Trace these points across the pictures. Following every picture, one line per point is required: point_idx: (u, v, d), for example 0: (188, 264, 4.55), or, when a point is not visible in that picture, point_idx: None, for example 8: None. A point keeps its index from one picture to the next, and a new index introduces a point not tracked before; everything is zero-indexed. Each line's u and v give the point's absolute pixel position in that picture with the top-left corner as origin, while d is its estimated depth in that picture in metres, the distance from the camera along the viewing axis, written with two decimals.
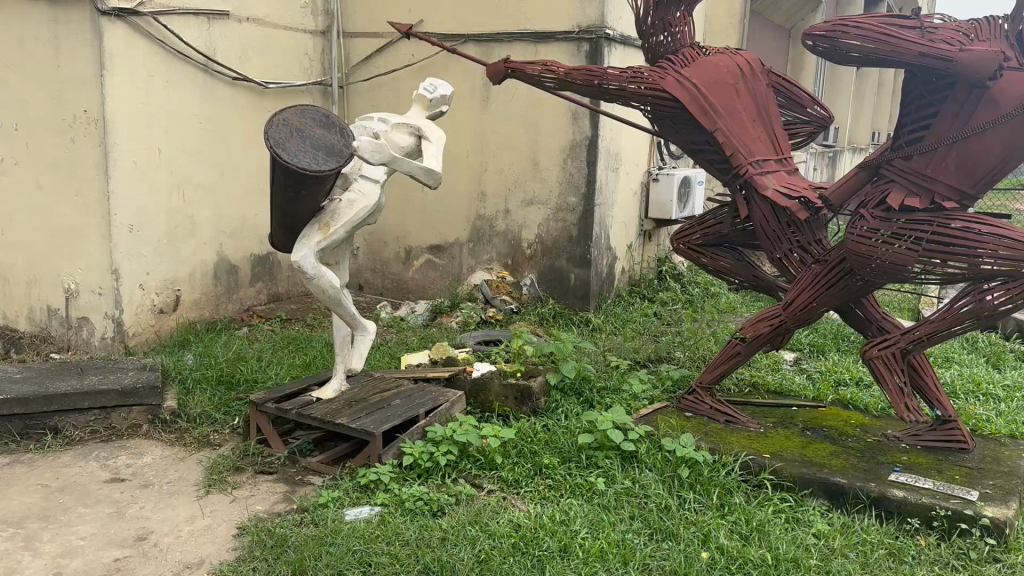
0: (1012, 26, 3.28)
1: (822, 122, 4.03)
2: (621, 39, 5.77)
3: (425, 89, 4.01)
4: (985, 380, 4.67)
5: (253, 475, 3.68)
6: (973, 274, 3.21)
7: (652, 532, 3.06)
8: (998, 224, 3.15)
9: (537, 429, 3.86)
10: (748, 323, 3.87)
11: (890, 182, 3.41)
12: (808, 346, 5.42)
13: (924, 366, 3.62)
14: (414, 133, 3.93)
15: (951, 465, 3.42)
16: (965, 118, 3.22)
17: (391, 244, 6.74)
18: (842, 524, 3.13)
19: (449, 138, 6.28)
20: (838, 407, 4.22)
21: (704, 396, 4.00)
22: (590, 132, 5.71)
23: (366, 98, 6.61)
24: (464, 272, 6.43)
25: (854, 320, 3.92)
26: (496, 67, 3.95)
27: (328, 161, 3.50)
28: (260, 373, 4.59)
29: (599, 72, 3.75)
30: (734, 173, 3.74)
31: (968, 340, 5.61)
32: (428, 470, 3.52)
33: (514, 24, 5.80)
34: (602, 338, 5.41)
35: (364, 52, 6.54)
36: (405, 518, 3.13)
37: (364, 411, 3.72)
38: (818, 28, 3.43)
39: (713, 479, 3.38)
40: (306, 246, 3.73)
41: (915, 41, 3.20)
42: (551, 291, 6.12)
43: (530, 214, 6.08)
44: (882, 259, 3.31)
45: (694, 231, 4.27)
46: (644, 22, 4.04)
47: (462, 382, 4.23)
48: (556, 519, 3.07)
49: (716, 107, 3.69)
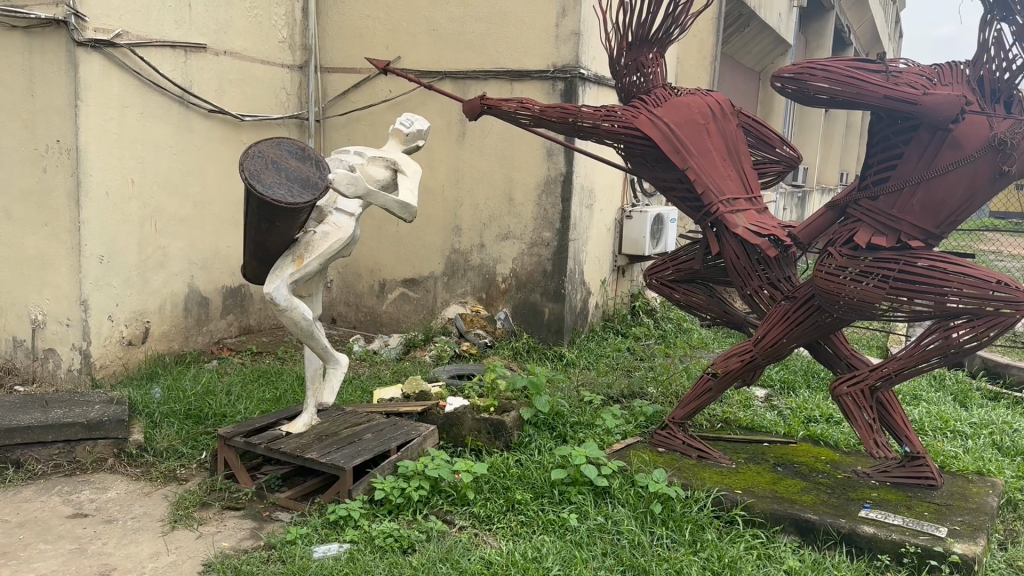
0: (973, 71, 3.40)
1: (791, 162, 4.11)
2: (595, 78, 5.87)
3: (401, 124, 4.04)
4: (953, 418, 4.72)
5: (220, 511, 3.62)
6: (940, 312, 3.26)
7: (624, 568, 3.04)
8: (963, 263, 3.22)
9: (510, 464, 3.84)
10: (719, 358, 3.90)
11: (858, 222, 3.48)
12: (779, 382, 5.46)
13: (892, 403, 3.65)
14: (389, 166, 3.96)
15: (920, 502, 3.44)
16: (930, 160, 3.30)
17: (366, 277, 6.72)
18: (813, 560, 3.13)
19: (425, 172, 6.32)
20: (808, 443, 4.24)
21: (676, 432, 4.01)
22: (564, 169, 5.77)
23: (342, 132, 6.63)
24: (438, 305, 6.42)
25: (823, 357, 3.97)
26: (472, 103, 3.98)
27: (303, 194, 3.49)
28: (228, 407, 4.52)
29: (574, 109, 3.81)
30: (705, 211, 3.79)
31: (935, 377, 5.69)
32: (399, 506, 3.48)
33: (490, 62, 5.89)
34: (576, 373, 5.41)
35: (341, 87, 6.57)
36: (375, 555, 3.09)
37: (334, 446, 3.68)
38: (787, 70, 3.46)
39: (685, 515, 3.37)
40: (279, 278, 3.70)
41: (881, 84, 3.28)
42: (525, 325, 6.12)
43: (504, 249, 6.11)
44: (850, 297, 3.36)
45: (666, 267, 4.31)
46: (617, 62, 4.10)
47: (435, 416, 4.20)
48: (528, 556, 3.05)
49: (688, 146, 3.75)
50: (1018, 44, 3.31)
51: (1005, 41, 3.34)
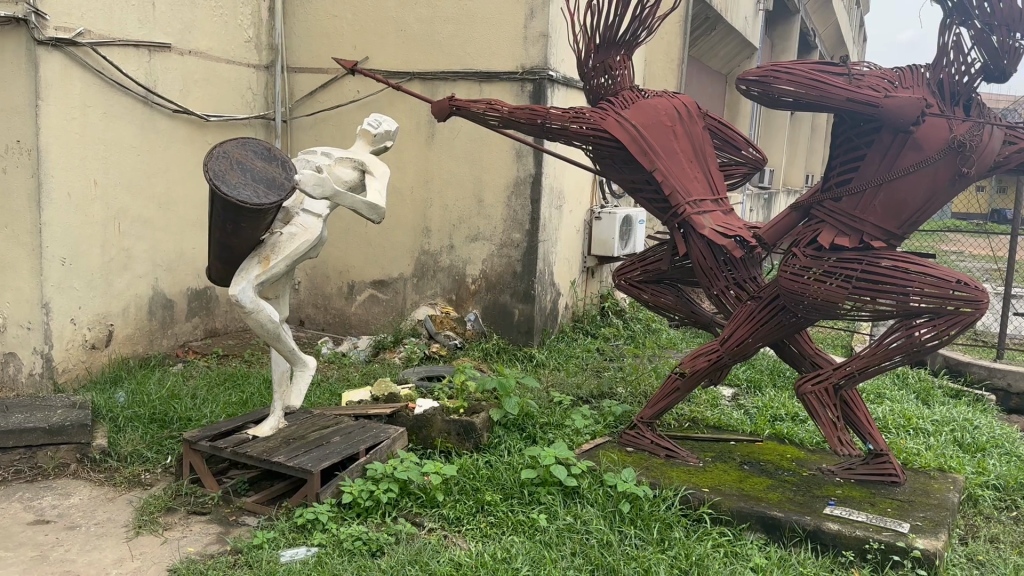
0: (933, 74, 3.47)
1: (756, 164, 4.15)
2: (564, 80, 5.89)
3: (369, 124, 4.01)
4: (916, 416, 4.80)
5: (185, 516, 3.57)
6: (902, 312, 3.31)
7: (593, 568, 3.05)
8: (924, 263, 3.28)
9: (480, 465, 3.83)
10: (687, 358, 3.93)
11: (821, 223, 3.53)
12: (746, 381, 5.52)
13: (856, 401, 3.71)
14: (358, 168, 3.94)
15: (884, 498, 3.50)
16: (892, 162, 3.36)
17: (334, 279, 6.68)
18: (779, 557, 3.16)
19: (393, 173, 6.29)
20: (774, 441, 4.29)
21: (644, 431, 4.04)
22: (533, 170, 5.78)
23: (309, 133, 6.58)
24: (408, 307, 6.39)
25: (789, 356, 4.01)
26: (440, 104, 3.97)
27: (269, 195, 3.46)
28: (194, 411, 4.47)
29: (542, 111, 3.82)
30: (673, 212, 3.81)
31: (899, 375, 5.78)
32: (368, 509, 3.46)
33: (459, 62, 5.88)
34: (545, 374, 5.42)
35: (308, 87, 6.52)
36: (343, 559, 3.07)
37: (302, 449, 3.65)
38: (752, 73, 3.48)
39: (653, 513, 3.39)
40: (244, 279, 3.66)
41: (844, 87, 3.32)
42: (495, 326, 6.12)
43: (474, 250, 6.10)
44: (814, 296, 3.40)
45: (635, 268, 4.34)
46: (584, 64, 4.11)
47: (404, 419, 4.18)
48: (498, 557, 3.04)
49: (655, 148, 3.78)
50: (976, 47, 3.38)
51: (964, 45, 3.40)
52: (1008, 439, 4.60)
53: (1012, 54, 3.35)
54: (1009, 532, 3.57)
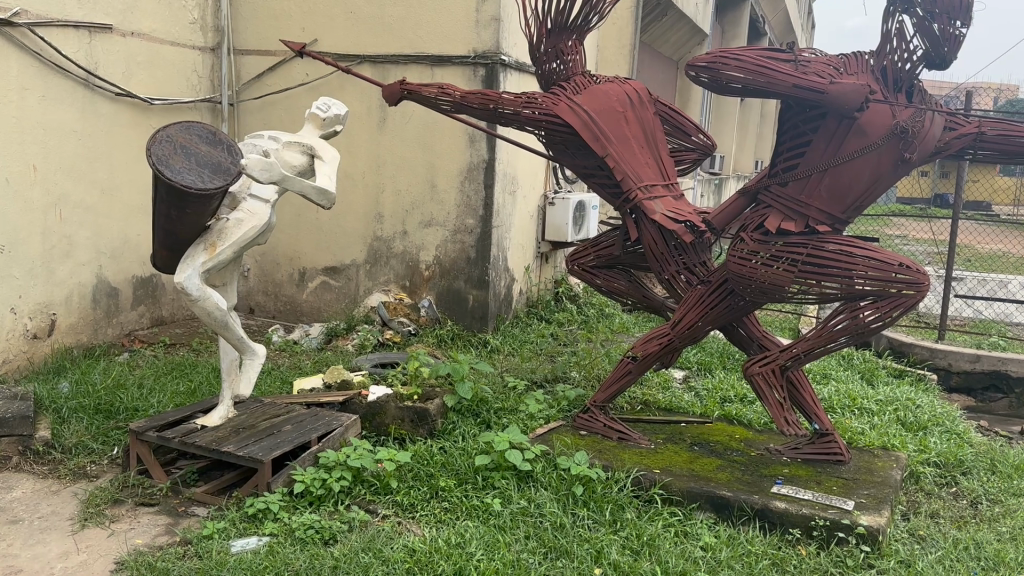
0: (876, 62, 3.54)
1: (706, 150, 4.19)
2: (516, 65, 5.87)
3: (318, 108, 3.95)
4: (860, 396, 4.92)
5: (133, 507, 3.51)
6: (847, 294, 3.38)
7: (547, 550, 3.07)
8: (868, 247, 3.35)
9: (433, 451, 3.82)
10: (639, 342, 3.96)
11: (768, 208, 3.57)
12: (696, 364, 5.59)
13: (802, 381, 3.79)
14: (307, 152, 3.88)
15: (829, 476, 3.59)
16: (837, 147, 3.42)
17: (284, 265, 6.59)
18: (728, 535, 3.22)
19: (344, 158, 6.22)
20: (724, 422, 4.36)
21: (598, 415, 4.08)
22: (486, 155, 5.76)
23: (258, 117, 6.46)
24: (360, 293, 6.34)
25: (738, 339, 4.08)
26: (391, 88, 3.93)
27: (214, 179, 3.39)
28: (141, 401, 4.38)
29: (494, 95, 3.79)
30: (624, 197, 3.83)
31: (845, 356, 5.92)
32: (320, 497, 3.43)
33: (409, 46, 5.82)
34: (500, 360, 5.43)
35: (256, 70, 6.39)
36: (295, 547, 3.04)
37: (253, 438, 3.60)
38: (701, 59, 3.49)
39: (606, 495, 3.43)
40: (190, 266, 3.59)
41: (790, 74, 3.35)
42: (449, 312, 6.10)
43: (427, 236, 6.07)
44: (761, 280, 3.45)
45: (588, 253, 4.36)
46: (536, 49, 4.10)
47: (356, 406, 4.15)
48: (452, 542, 3.05)
49: (606, 133, 3.79)
50: (918, 35, 3.45)
51: (906, 32, 3.47)
52: (949, 417, 4.74)
53: (952, 42, 3.43)
54: (949, 507, 3.69)
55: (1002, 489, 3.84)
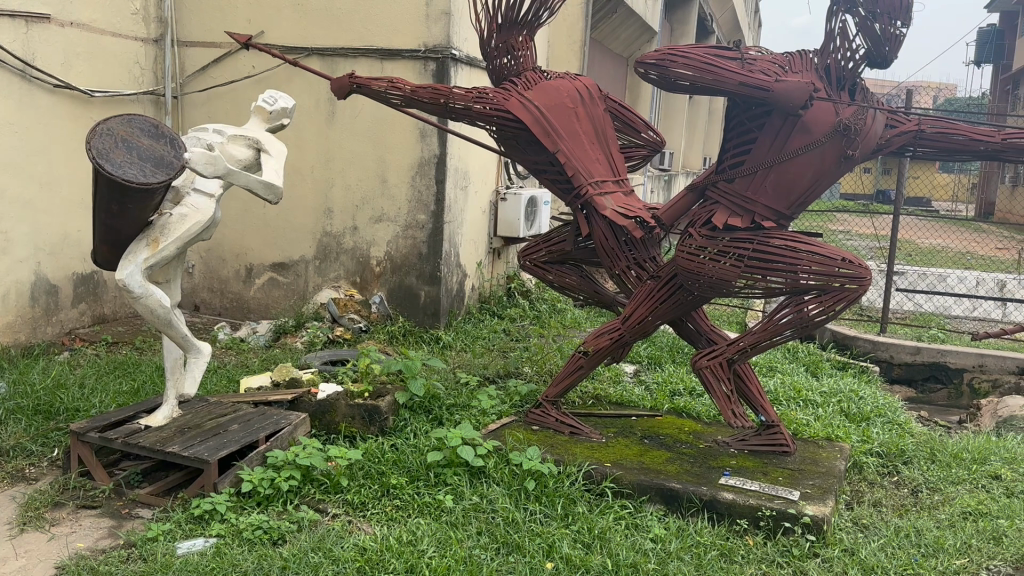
0: (820, 60, 3.60)
1: (655, 146, 4.23)
2: (466, 59, 5.85)
3: (264, 101, 3.88)
4: (805, 388, 5.02)
5: (74, 510, 3.41)
6: (792, 289, 3.44)
7: (499, 546, 3.07)
8: (812, 242, 3.41)
9: (384, 448, 3.79)
10: (590, 337, 3.99)
11: (715, 204, 3.62)
12: (647, 358, 5.65)
13: (748, 374, 3.85)
14: (252, 146, 3.81)
15: (775, 467, 3.66)
16: (782, 144, 3.48)
17: (231, 261, 6.47)
18: (677, 526, 3.27)
19: (293, 153, 6.12)
20: (673, 415, 4.42)
21: (550, 409, 4.09)
22: (438, 150, 5.74)
23: (203, 110, 6.32)
24: (310, 290, 6.26)
25: (686, 333, 4.13)
26: (340, 82, 3.88)
27: (156, 173, 3.33)
28: (82, 401, 4.26)
29: (445, 90, 3.76)
30: (575, 193, 3.85)
31: (790, 349, 6.03)
32: (268, 497, 3.38)
33: (359, 39, 5.76)
34: (452, 356, 5.42)
35: (200, 62, 6.26)
36: (243, 548, 3.00)
37: (198, 438, 3.53)
38: (649, 56, 3.50)
39: (558, 490, 3.44)
40: (132, 263, 3.51)
41: (736, 72, 3.40)
42: (400, 308, 6.06)
43: (378, 231, 6.02)
44: (709, 275, 3.50)
45: (540, 249, 4.36)
46: (487, 44, 4.07)
47: (306, 404, 4.10)
48: (403, 539, 3.03)
49: (557, 129, 3.80)
50: (860, 34, 3.52)
51: (849, 31, 3.55)
52: (890, 408, 4.86)
53: (893, 41, 3.52)
54: (890, 496, 3.79)
55: (942, 477, 3.95)
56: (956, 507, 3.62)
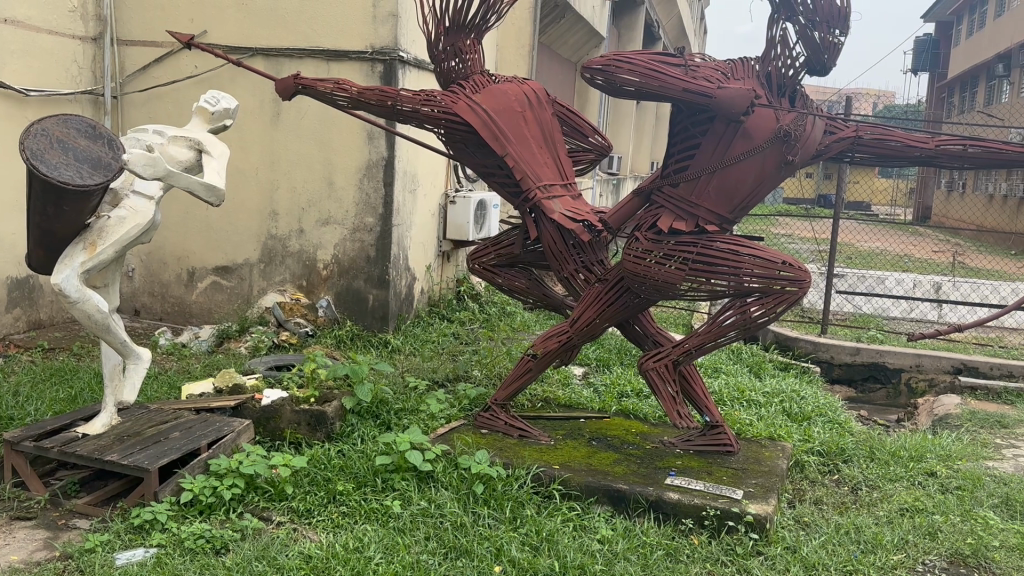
0: (762, 67, 3.68)
1: (603, 151, 4.27)
2: (414, 61, 5.83)
3: (206, 101, 3.82)
4: (749, 388, 5.12)
5: (7, 522, 3.30)
6: (735, 291, 3.50)
7: (447, 551, 3.06)
8: (753, 246, 3.48)
9: (331, 454, 3.75)
10: (539, 340, 4.00)
11: (660, 207, 3.66)
12: (595, 360, 5.70)
13: (693, 375, 3.91)
14: (194, 147, 3.74)
15: (720, 467, 3.72)
16: (724, 149, 3.54)
17: (172, 265, 6.34)
18: (624, 527, 3.30)
19: (237, 154, 6.03)
20: (621, 417, 4.46)
21: (499, 413, 4.10)
22: (386, 153, 5.71)
23: (144, 110, 6.18)
24: (254, 294, 6.17)
25: (633, 335, 4.17)
26: (285, 83, 3.83)
27: (93, 175, 3.25)
28: (15, 410, 4.13)
29: (392, 92, 3.75)
30: (523, 197, 3.86)
31: (735, 350, 6.14)
32: (211, 506, 3.32)
33: (305, 40, 5.70)
34: (401, 360, 5.38)
35: (141, 61, 6.13)
36: (184, 558, 2.94)
37: (138, 446, 3.46)
38: (596, 62, 3.54)
39: (506, 493, 3.45)
40: (68, 267, 3.42)
41: (680, 78, 3.45)
42: (348, 312, 6.00)
43: (325, 234, 5.96)
44: (655, 278, 3.54)
45: (489, 252, 4.36)
46: (434, 46, 4.06)
47: (249, 411, 4.04)
48: (350, 546, 3.00)
49: (505, 132, 3.81)
50: (800, 42, 3.61)
51: (789, 39, 3.63)
52: (830, 407, 4.98)
53: (831, 49, 3.62)
54: (831, 493, 3.89)
55: (880, 475, 4.05)
56: (894, 504, 3.72)
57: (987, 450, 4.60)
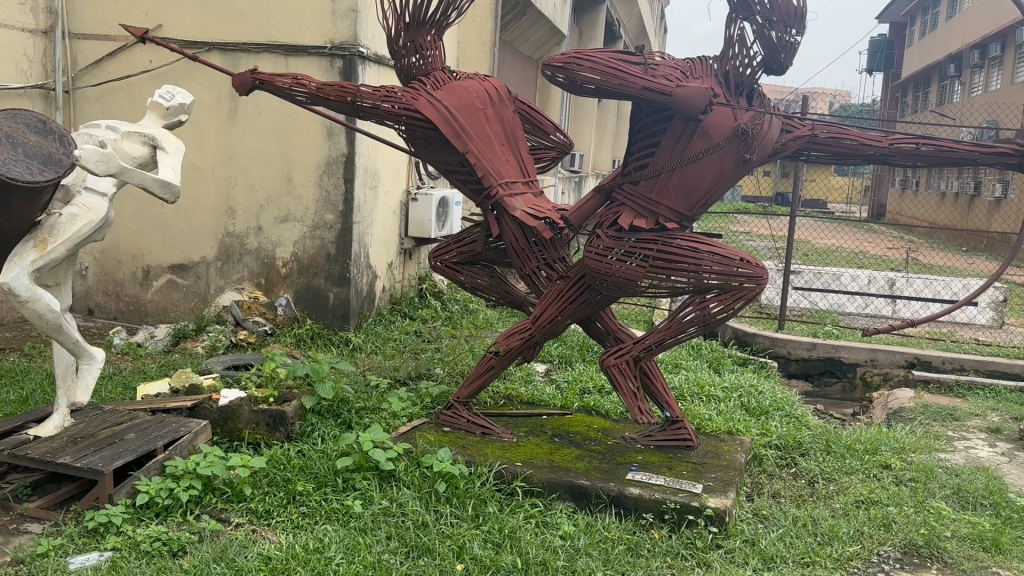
0: (720, 66, 3.72)
1: (564, 148, 4.28)
2: (374, 57, 5.79)
3: (161, 96, 3.74)
4: (708, 383, 5.18)
5: None
6: (695, 288, 3.54)
7: (408, 550, 3.05)
8: (712, 243, 3.52)
9: (290, 455, 3.71)
10: (501, 337, 4.00)
11: (621, 205, 3.68)
12: (557, 357, 5.72)
13: (653, 371, 3.95)
14: (148, 143, 3.66)
15: (680, 461, 3.76)
16: (683, 148, 3.57)
17: (127, 263, 6.22)
18: (586, 523, 3.32)
19: (194, 150, 5.93)
20: (583, 413, 4.49)
21: (461, 411, 4.10)
22: (346, 149, 5.66)
23: (97, 105, 6.05)
24: (211, 293, 6.08)
25: (595, 332, 4.19)
26: (242, 77, 3.77)
27: (43, 171, 3.19)
28: None
29: (352, 88, 3.72)
30: (485, 194, 3.86)
31: (694, 346, 6.20)
32: (167, 508, 3.26)
33: (262, 34, 5.63)
34: (362, 358, 5.35)
35: (93, 55, 6.00)
36: (140, 562, 2.89)
37: (92, 448, 3.39)
38: (557, 59, 3.55)
39: (469, 490, 3.44)
40: (18, 265, 3.33)
41: (639, 76, 3.47)
42: (308, 310, 5.94)
43: (284, 232, 5.89)
44: (616, 275, 3.56)
45: (450, 250, 4.35)
46: (395, 42, 4.02)
47: (207, 411, 3.98)
48: (310, 547, 2.97)
49: (467, 129, 3.80)
50: (758, 42, 3.65)
51: (747, 38, 3.67)
52: (787, 402, 5.06)
53: (787, 49, 3.68)
54: (789, 487, 3.95)
55: (836, 468, 4.13)
56: (849, 496, 3.79)
57: (939, 442, 4.71)
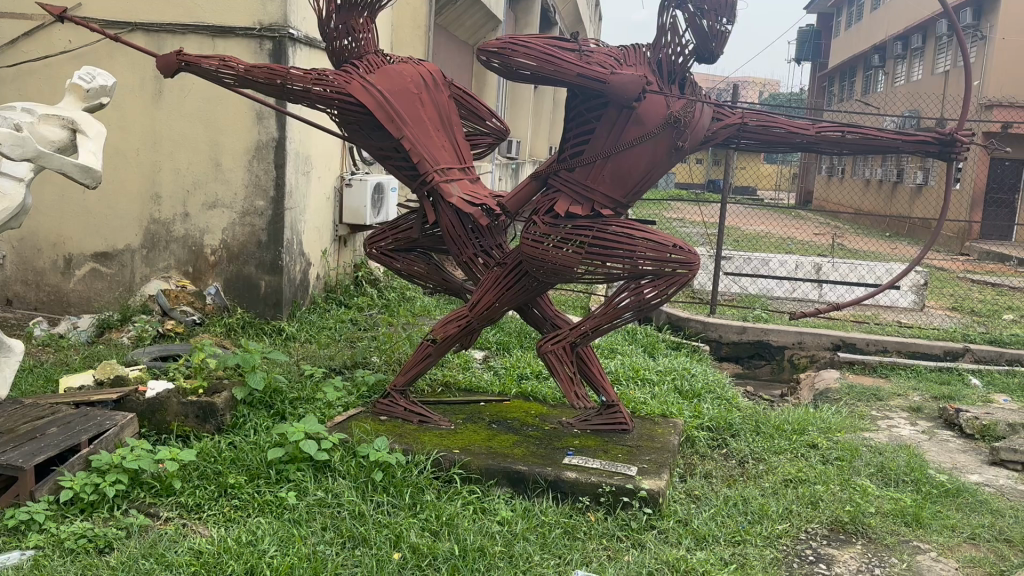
0: (653, 54, 3.75)
1: (500, 134, 4.27)
2: (305, 40, 5.67)
3: (80, 78, 3.60)
4: (643, 367, 5.27)
5: None
6: (630, 273, 3.57)
7: (344, 540, 3.03)
8: (646, 229, 3.55)
9: (221, 446, 3.64)
10: (437, 325, 3.99)
11: (557, 191, 3.70)
12: (495, 344, 5.73)
13: (590, 356, 3.99)
14: (67, 126, 3.54)
15: (615, 445, 3.81)
16: (618, 135, 3.60)
17: (47, 251, 5.99)
18: (523, 508, 3.34)
19: (117, 134, 5.74)
20: (520, 399, 4.51)
21: (398, 399, 4.07)
22: (276, 133, 5.54)
23: (13, 86, 5.80)
24: (137, 281, 5.90)
25: (531, 319, 4.21)
26: (166, 59, 3.67)
27: None
28: None
29: (281, 71, 3.65)
30: (420, 180, 3.83)
31: (630, 331, 6.28)
32: (92, 504, 3.17)
33: (187, 14, 5.46)
34: (296, 348, 5.26)
35: (7, 34, 5.74)
36: (64, 560, 2.80)
37: (11, 444, 3.25)
38: (491, 45, 3.54)
39: (406, 479, 3.42)
40: None
41: (574, 63, 3.47)
42: (239, 299, 5.81)
43: (212, 218, 5.75)
44: (552, 261, 3.58)
45: (386, 237, 4.30)
46: (326, 24, 3.95)
47: (133, 403, 3.87)
48: (242, 540, 2.92)
49: (401, 114, 3.76)
50: (689, 30, 3.70)
51: (679, 26, 3.71)
52: (718, 384, 5.18)
53: (718, 37, 3.72)
54: (720, 467, 4.05)
55: (765, 448, 4.24)
56: (778, 475, 3.90)
57: (863, 421, 4.88)
